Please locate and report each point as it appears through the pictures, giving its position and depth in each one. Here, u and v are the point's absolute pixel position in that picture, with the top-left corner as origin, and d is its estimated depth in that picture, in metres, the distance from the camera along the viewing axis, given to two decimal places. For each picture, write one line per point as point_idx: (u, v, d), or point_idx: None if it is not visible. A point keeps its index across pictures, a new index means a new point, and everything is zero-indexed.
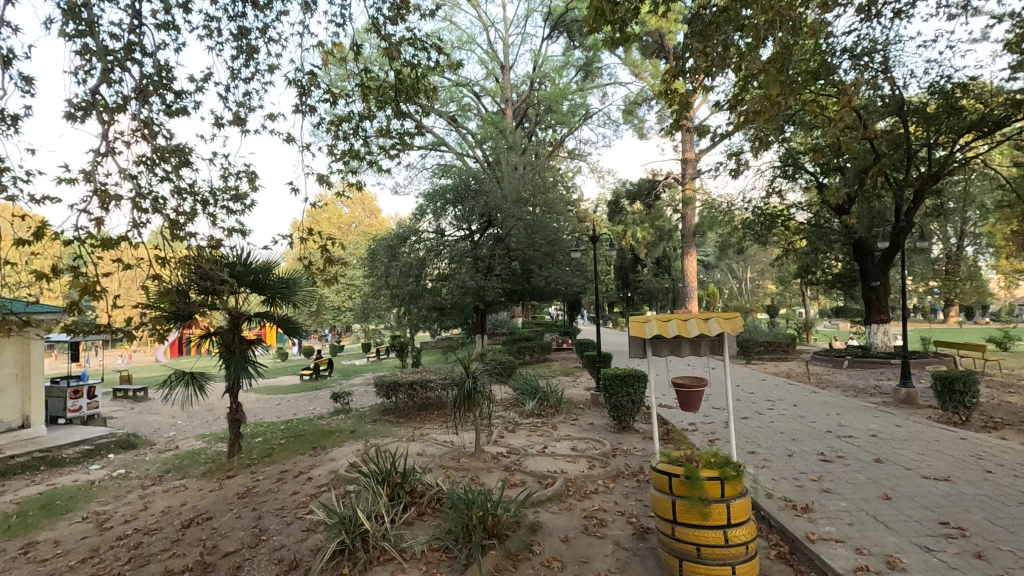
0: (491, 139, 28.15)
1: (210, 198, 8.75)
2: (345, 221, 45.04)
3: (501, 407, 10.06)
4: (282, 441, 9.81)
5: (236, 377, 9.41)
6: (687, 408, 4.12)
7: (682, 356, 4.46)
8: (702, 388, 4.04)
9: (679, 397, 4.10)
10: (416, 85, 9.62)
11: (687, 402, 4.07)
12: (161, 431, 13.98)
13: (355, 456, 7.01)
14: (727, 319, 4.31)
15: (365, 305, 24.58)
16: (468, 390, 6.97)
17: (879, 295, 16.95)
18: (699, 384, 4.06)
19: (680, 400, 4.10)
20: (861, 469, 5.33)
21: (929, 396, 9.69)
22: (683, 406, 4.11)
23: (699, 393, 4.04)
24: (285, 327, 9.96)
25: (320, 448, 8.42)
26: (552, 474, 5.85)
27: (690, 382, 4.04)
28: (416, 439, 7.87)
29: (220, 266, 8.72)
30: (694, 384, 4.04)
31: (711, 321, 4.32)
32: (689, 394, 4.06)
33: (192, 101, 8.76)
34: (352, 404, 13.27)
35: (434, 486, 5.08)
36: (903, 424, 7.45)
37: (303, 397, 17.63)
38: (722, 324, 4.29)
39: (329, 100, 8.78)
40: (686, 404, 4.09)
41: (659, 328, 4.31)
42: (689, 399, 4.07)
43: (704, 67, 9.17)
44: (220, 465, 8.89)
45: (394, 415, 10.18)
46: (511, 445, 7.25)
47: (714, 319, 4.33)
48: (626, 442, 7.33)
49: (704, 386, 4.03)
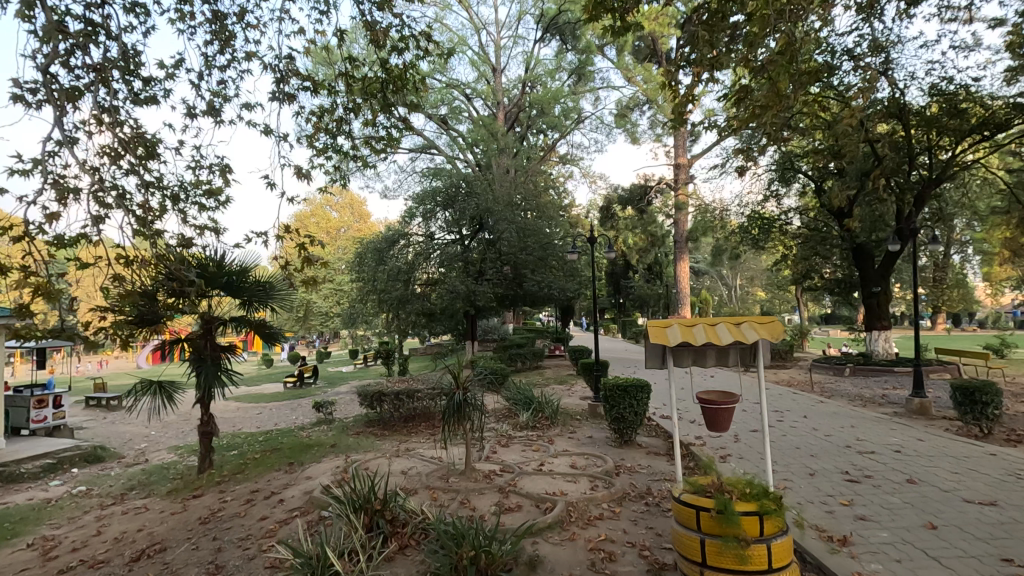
0: (482, 142, 27.68)
1: (181, 193, 8.14)
2: (334, 226, 44.47)
3: (493, 419, 9.47)
4: (258, 455, 9.12)
5: (208, 387, 8.74)
6: (714, 427, 3.59)
7: (707, 366, 3.95)
8: (733, 404, 3.52)
9: (705, 415, 3.58)
10: (404, 78, 9.07)
11: (714, 421, 3.55)
12: (131, 443, 13.19)
13: (333, 475, 6.38)
14: (763, 324, 3.81)
15: (353, 311, 23.91)
16: (458, 402, 6.35)
17: (879, 302, 16.59)
18: (730, 400, 3.54)
19: (706, 419, 3.58)
20: (895, 492, 4.81)
21: (942, 406, 9.24)
22: (709, 426, 3.59)
23: (730, 411, 3.52)
24: (262, 332, 9.31)
25: (296, 464, 7.77)
26: (551, 496, 5.27)
27: (719, 398, 3.53)
28: (402, 454, 7.25)
29: (189, 266, 8.07)
30: (724, 400, 3.52)
31: (743, 326, 3.83)
32: (718, 412, 3.54)
33: (162, 90, 8.16)
34: (336, 414, 12.59)
35: (419, 514, 4.49)
36: (924, 437, 6.96)
37: (285, 407, 16.88)
38: (759, 330, 3.79)
39: (310, 88, 8.18)
40: (713, 423, 3.58)
41: (683, 334, 3.81)
42: (716, 417, 3.55)
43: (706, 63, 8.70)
44: (187, 483, 8.19)
45: (378, 427, 9.53)
46: (505, 461, 6.65)
47: (747, 323, 3.83)
48: (629, 458, 6.76)
49: (736, 401, 3.52)
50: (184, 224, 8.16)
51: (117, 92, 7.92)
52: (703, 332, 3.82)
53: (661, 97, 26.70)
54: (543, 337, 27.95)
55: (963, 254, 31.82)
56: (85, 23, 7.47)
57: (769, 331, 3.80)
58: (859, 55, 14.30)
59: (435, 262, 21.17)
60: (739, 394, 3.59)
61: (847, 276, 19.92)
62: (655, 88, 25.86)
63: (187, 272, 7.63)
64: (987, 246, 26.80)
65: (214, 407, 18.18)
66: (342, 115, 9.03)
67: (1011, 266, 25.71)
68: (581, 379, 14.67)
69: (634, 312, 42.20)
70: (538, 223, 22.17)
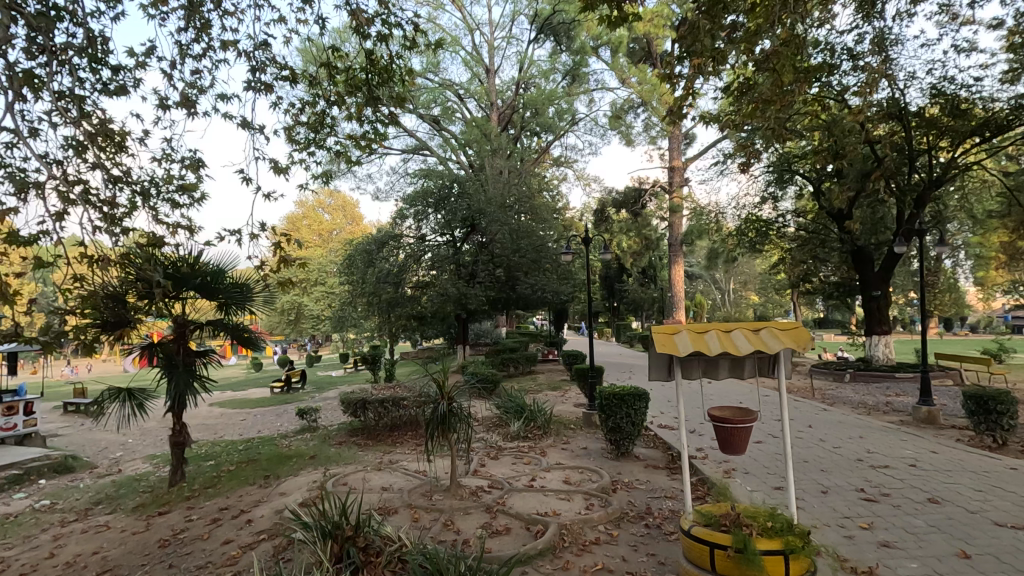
0: (475, 144, 27.29)
1: (151, 188, 7.68)
2: (325, 228, 43.99)
3: (483, 428, 9.02)
4: (234, 467, 8.61)
5: (180, 395, 8.24)
6: (729, 449, 3.21)
7: (719, 378, 3.60)
8: (751, 424, 3.14)
9: (720, 435, 3.20)
10: (390, 70, 8.67)
11: (730, 442, 3.17)
12: (105, 451, 12.64)
13: (308, 493, 5.91)
14: (787, 329, 3.44)
15: (342, 314, 23.40)
16: (442, 413, 5.84)
17: (880, 305, 16.25)
18: (747, 418, 3.16)
19: (721, 441, 3.20)
20: (917, 514, 4.42)
21: (951, 414, 8.87)
22: (724, 447, 3.20)
23: (748, 431, 3.14)
24: (239, 337, 8.83)
25: (272, 477, 7.28)
26: (542, 517, 4.83)
27: (737, 416, 3.14)
28: (383, 468, 6.78)
29: (157, 266, 7.58)
30: (741, 418, 3.14)
31: (765, 331, 3.46)
32: (734, 432, 3.16)
33: (132, 80, 7.73)
34: (320, 421, 12.10)
35: (395, 540, 4.03)
36: (938, 449, 6.58)
37: (270, 413, 16.33)
38: (783, 335, 3.42)
39: (290, 78, 7.64)
40: (729, 444, 3.20)
41: (694, 341, 3.42)
42: (732, 438, 3.17)
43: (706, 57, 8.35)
44: (156, 498, 7.68)
45: (362, 436, 9.05)
46: (494, 476, 6.21)
47: (769, 328, 3.47)
48: (626, 472, 6.33)
49: (755, 420, 3.14)
50: (155, 221, 7.70)
51: (83, 82, 7.47)
52: (718, 337, 3.43)
53: (656, 99, 26.46)
54: (537, 341, 27.54)
55: (956, 259, 31.71)
56: (46, 6, 6.99)
57: (796, 338, 3.43)
58: (859, 55, 14.03)
59: (427, 265, 20.69)
60: (758, 412, 3.21)
61: (845, 279, 19.60)
62: (650, 90, 25.60)
63: (155, 272, 7.14)
64: (982, 250, 26.67)
65: (198, 413, 17.64)
66: (324, 108, 8.63)
67: (1007, 270, 25.56)
68: (575, 385, 14.24)
69: (628, 315, 41.90)
70: (532, 226, 21.77)
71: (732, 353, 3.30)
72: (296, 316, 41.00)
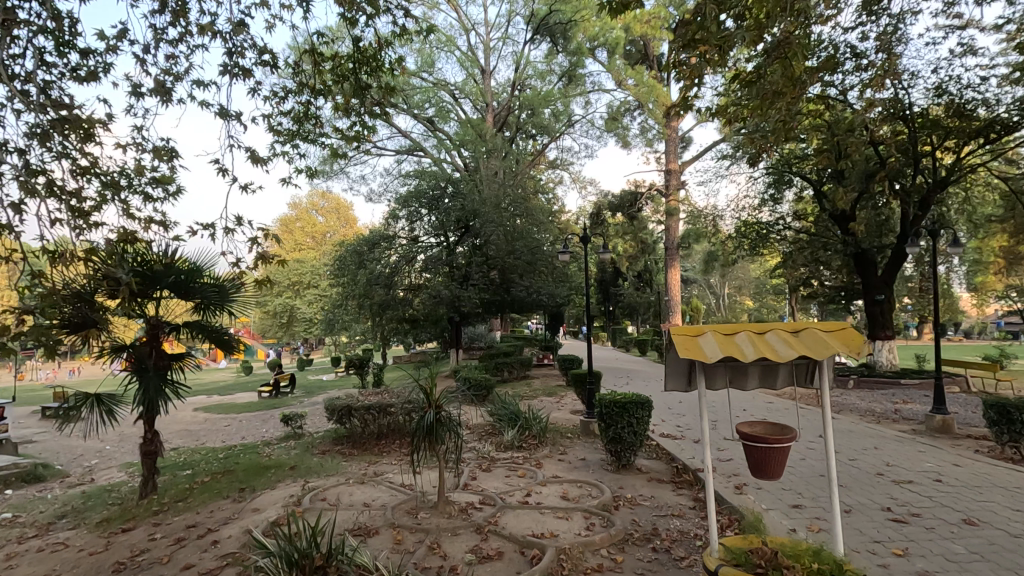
0: (470, 145, 26.92)
1: (122, 179, 7.20)
2: (319, 230, 43.53)
3: (475, 437, 8.55)
4: (210, 478, 8.09)
5: (151, 401, 7.71)
6: (762, 472, 2.82)
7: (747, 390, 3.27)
8: (788, 444, 2.75)
9: (752, 456, 2.81)
10: (378, 58, 8.24)
11: (764, 463, 2.78)
12: (80, 459, 12.07)
13: (283, 510, 5.43)
14: (833, 327, 3.06)
15: (332, 316, 22.86)
16: (429, 423, 5.30)
17: (883, 310, 15.87)
18: (785, 437, 2.76)
19: (753, 462, 2.80)
20: (953, 538, 4.00)
21: (965, 424, 8.49)
22: (755, 470, 2.81)
23: (784, 453, 2.74)
24: (216, 340, 8.33)
25: (248, 490, 6.79)
26: (538, 540, 4.37)
27: (774, 435, 2.75)
28: (367, 480, 6.29)
29: (123, 265, 6.98)
30: (778, 438, 2.75)
31: (808, 332, 3.07)
32: (769, 453, 2.77)
33: (103, 65, 7.28)
34: (307, 428, 11.60)
35: (372, 571, 3.55)
36: (960, 462, 6.16)
37: (255, 419, 15.76)
38: (830, 335, 3.04)
39: (271, 64, 7.11)
40: (761, 466, 2.81)
41: (723, 343, 3.02)
42: (766, 460, 2.78)
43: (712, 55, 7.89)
44: (123, 511, 7.15)
45: (348, 446, 8.54)
46: (485, 491, 5.74)
47: (812, 328, 3.09)
48: (628, 487, 5.89)
49: (793, 438, 2.75)
50: (128, 215, 7.23)
51: (50, 67, 6.99)
52: (752, 339, 3.05)
53: (653, 101, 26.11)
54: (531, 345, 27.09)
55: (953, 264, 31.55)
56: None
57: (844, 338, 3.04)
58: (862, 53, 13.70)
59: (419, 267, 20.20)
60: (797, 429, 2.82)
61: (847, 283, 19.28)
62: (646, 92, 25.27)
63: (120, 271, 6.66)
64: (980, 255, 26.49)
65: (180, 419, 17.04)
66: (309, 97, 8.16)
67: (1006, 276, 25.37)
68: (571, 391, 13.77)
69: (623, 319, 41.60)
70: (527, 228, 21.31)
71: (772, 358, 2.89)
72: (287, 319, 40.42)
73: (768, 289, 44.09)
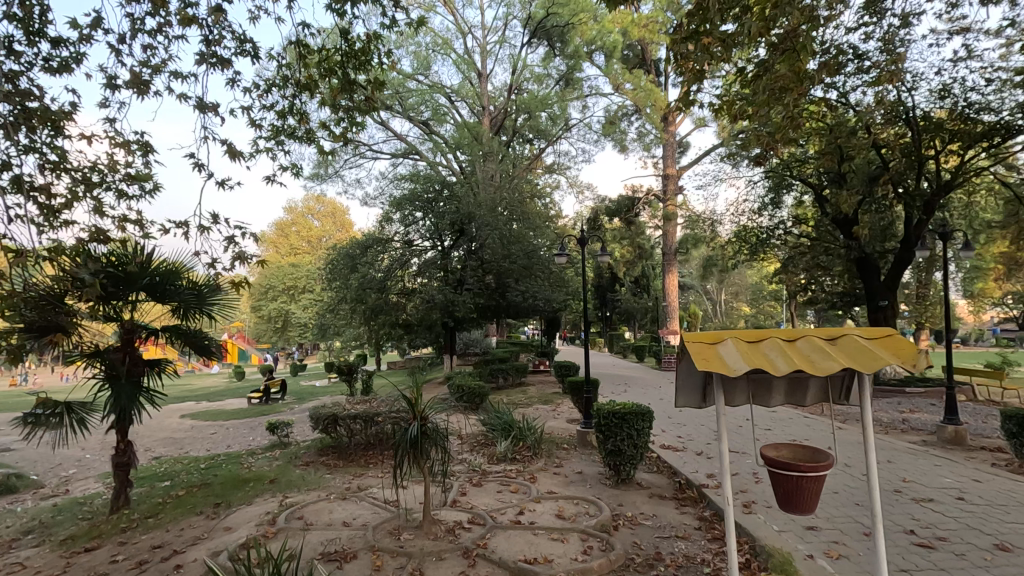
0: (466, 148, 26.62)
1: (94, 176, 6.84)
2: (314, 235, 43.11)
3: (467, 447, 8.15)
4: (186, 490, 7.67)
5: (123, 410, 7.30)
6: (792, 503, 2.74)
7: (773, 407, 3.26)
8: (822, 472, 2.68)
9: (784, 485, 2.74)
10: (367, 52, 7.88)
11: (796, 493, 2.71)
12: (57, 469, 11.60)
13: (256, 530, 5.03)
14: (877, 334, 2.85)
15: (324, 321, 22.42)
16: (413, 437, 4.86)
17: (887, 315, 15.50)
18: (819, 466, 2.70)
19: (783, 492, 2.73)
20: (988, 566, 3.63)
21: (979, 435, 8.15)
22: (785, 502, 2.73)
23: (817, 483, 2.68)
24: (195, 345, 7.98)
25: (223, 505, 6.38)
26: (529, 567, 3.99)
27: (807, 463, 2.69)
28: (348, 496, 5.87)
29: (89, 265, 6.56)
30: (812, 466, 2.68)
31: (847, 337, 2.87)
32: (801, 483, 2.70)
33: (77, 56, 6.93)
34: (293, 437, 11.18)
35: None
36: (980, 477, 5.80)
37: (242, 427, 15.28)
38: (874, 344, 2.83)
39: (252, 53, 6.73)
40: (792, 497, 2.74)
41: (746, 353, 2.86)
42: (798, 490, 2.72)
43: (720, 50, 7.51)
44: (91, 527, 6.71)
45: (334, 457, 8.15)
46: (475, 509, 5.33)
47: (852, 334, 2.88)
48: (629, 503, 5.50)
49: (827, 467, 2.69)
50: (99, 214, 6.86)
51: (18, 57, 6.62)
52: (779, 350, 2.88)
53: (651, 106, 25.91)
54: (527, 351, 26.68)
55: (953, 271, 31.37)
56: None
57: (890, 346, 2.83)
58: (864, 55, 13.47)
59: (414, 272, 19.77)
60: (832, 458, 2.75)
61: (848, 289, 18.96)
62: (643, 97, 25.06)
63: (85, 272, 6.20)
64: (980, 262, 26.31)
65: (166, 425, 16.58)
66: (294, 93, 7.79)
67: (1007, 282, 25.14)
68: (567, 399, 13.37)
69: (621, 325, 41.31)
70: (523, 232, 21.01)
71: (804, 370, 2.70)
72: (282, 324, 40.04)
73: (765, 295, 43.83)
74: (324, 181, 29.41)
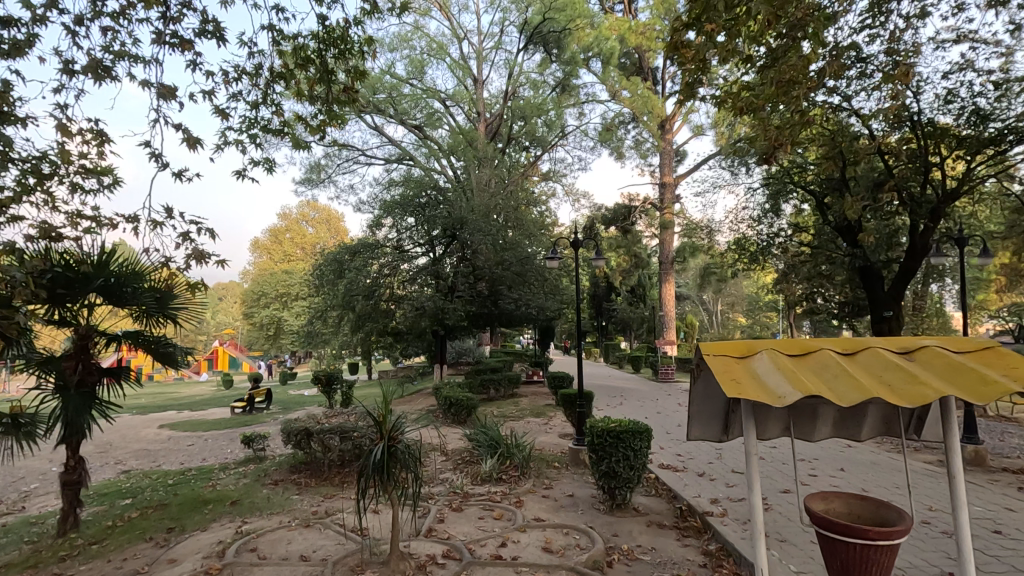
0: (461, 154, 26.19)
1: (47, 167, 6.29)
2: (309, 242, 42.42)
3: (451, 465, 7.57)
4: (143, 510, 7.04)
5: (76, 424, 6.67)
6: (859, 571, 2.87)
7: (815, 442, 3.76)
8: (887, 544, 2.80)
9: (846, 558, 2.87)
10: (347, 39, 7.43)
11: (862, 564, 2.84)
12: (19, 483, 10.91)
13: (201, 564, 4.44)
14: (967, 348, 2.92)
15: (313, 329, 21.77)
16: (379, 461, 4.26)
17: (892, 326, 14.90)
18: (885, 538, 2.80)
19: (847, 562, 2.87)
20: None
21: (999, 455, 7.63)
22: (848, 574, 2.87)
23: (883, 553, 2.81)
24: (157, 354, 7.53)
25: (177, 531, 5.76)
26: None
27: (874, 535, 2.80)
28: (312, 524, 5.24)
29: (32, 262, 5.93)
30: (874, 539, 2.80)
31: (928, 352, 2.99)
32: (867, 552, 2.83)
33: (28, 37, 6.38)
34: (270, 451, 10.54)
35: None
36: (1012, 505, 5.27)
37: (222, 439, 14.61)
38: (964, 359, 2.88)
39: (221, 37, 6.25)
40: (856, 566, 2.86)
41: (795, 378, 2.87)
42: (864, 560, 2.85)
43: (726, 42, 7.06)
44: (31, 554, 6.08)
45: (307, 476, 7.54)
46: (452, 540, 4.74)
47: (935, 348, 2.99)
48: (625, 534, 4.93)
49: (895, 539, 2.78)
50: (50, 209, 6.29)
51: None
52: (834, 376, 2.90)
53: (648, 113, 25.56)
54: (521, 361, 26.07)
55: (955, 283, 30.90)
56: None
57: (988, 362, 2.88)
58: (868, 58, 13.10)
59: (405, 278, 19.00)
60: (905, 529, 2.83)
61: (851, 299, 18.37)
62: (641, 104, 24.67)
63: (19, 270, 5.56)
64: (982, 273, 25.87)
65: (142, 436, 15.87)
66: (267, 81, 7.30)
67: (1010, 294, 24.69)
68: (560, 412, 12.78)
69: (617, 335, 40.71)
70: (517, 239, 20.54)
71: (889, 401, 2.67)
72: (274, 332, 39.35)
73: (761, 306, 43.43)
74: (317, 187, 28.96)
